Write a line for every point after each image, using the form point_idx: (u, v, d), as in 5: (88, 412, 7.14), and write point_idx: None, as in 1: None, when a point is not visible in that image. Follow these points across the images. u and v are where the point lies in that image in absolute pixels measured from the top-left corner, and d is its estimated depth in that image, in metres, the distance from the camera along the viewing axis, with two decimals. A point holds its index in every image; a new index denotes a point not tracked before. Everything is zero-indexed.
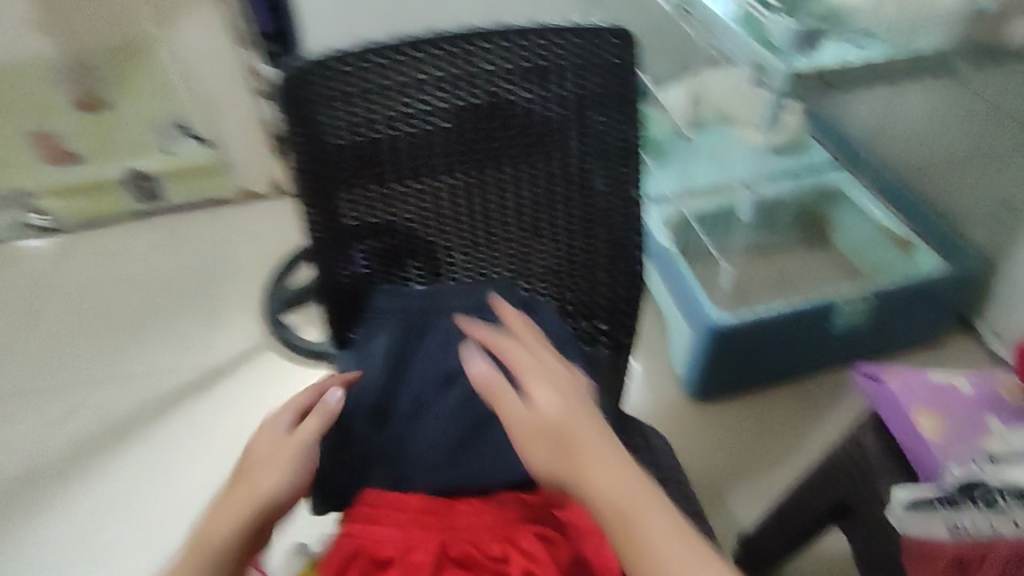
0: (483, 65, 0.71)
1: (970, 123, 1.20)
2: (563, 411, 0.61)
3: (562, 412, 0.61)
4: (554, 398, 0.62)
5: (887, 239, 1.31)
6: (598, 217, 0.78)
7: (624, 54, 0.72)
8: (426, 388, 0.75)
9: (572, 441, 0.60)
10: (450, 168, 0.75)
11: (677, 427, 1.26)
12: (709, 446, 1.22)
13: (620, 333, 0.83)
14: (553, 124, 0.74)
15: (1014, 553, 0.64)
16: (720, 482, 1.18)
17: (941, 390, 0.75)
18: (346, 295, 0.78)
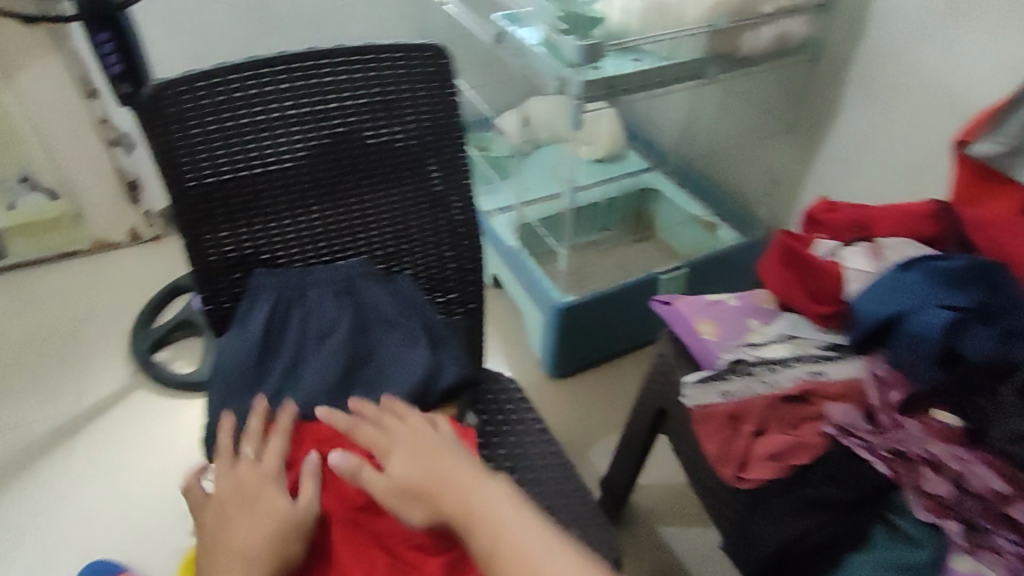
0: (326, 76, 0.80)
1: (745, 118, 1.48)
2: (434, 436, 0.65)
3: (434, 436, 0.65)
4: (421, 422, 0.67)
5: (691, 219, 1.55)
6: (441, 204, 0.89)
7: (437, 61, 0.83)
8: (298, 352, 0.76)
9: (433, 463, 0.62)
10: (308, 174, 0.83)
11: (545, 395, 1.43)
12: (572, 408, 1.41)
13: (467, 299, 0.95)
14: (394, 128, 0.84)
15: (791, 416, 0.71)
16: (583, 437, 1.36)
17: (717, 305, 0.86)
18: (218, 297, 0.84)
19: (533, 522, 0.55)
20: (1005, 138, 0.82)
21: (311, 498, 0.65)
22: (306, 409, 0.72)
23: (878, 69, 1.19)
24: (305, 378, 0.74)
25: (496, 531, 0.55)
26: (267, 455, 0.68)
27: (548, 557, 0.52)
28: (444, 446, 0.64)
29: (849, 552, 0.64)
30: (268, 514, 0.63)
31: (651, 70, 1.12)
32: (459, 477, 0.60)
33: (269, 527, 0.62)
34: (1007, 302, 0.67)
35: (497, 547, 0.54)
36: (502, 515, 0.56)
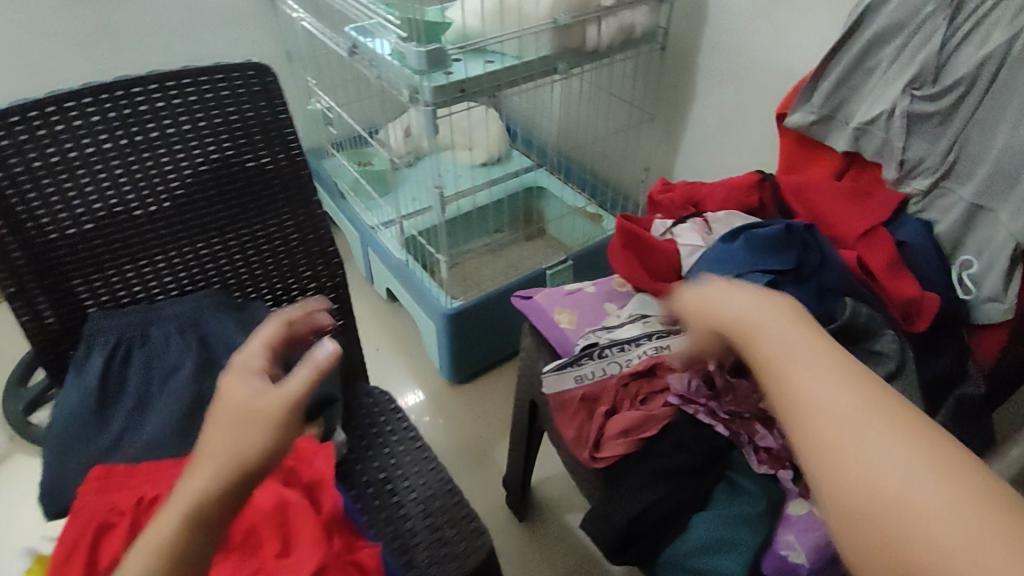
0: (143, 106, 0.77)
1: (614, 108, 1.53)
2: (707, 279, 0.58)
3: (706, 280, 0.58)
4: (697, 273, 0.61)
5: (575, 211, 1.56)
6: (288, 226, 0.87)
7: (264, 82, 0.81)
8: (141, 393, 0.73)
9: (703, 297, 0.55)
10: (141, 207, 0.79)
11: (441, 407, 1.40)
12: (468, 416, 1.38)
13: (334, 317, 0.94)
14: (230, 153, 0.81)
15: (639, 393, 0.74)
16: (482, 445, 1.33)
17: (572, 293, 0.89)
18: (56, 350, 0.79)
19: (841, 361, 0.43)
20: (815, 107, 0.89)
21: (298, 394, 0.53)
22: (150, 451, 0.69)
23: (721, 51, 1.25)
24: (151, 420, 0.71)
25: (793, 366, 0.44)
26: (255, 342, 0.61)
27: (839, 399, 0.41)
28: (762, 298, 0.51)
29: (693, 513, 0.67)
30: (236, 399, 0.52)
31: (501, 71, 1.13)
32: (771, 317, 0.48)
33: (243, 417, 0.51)
34: (814, 261, 0.73)
35: (787, 381, 0.43)
36: (806, 351, 0.44)
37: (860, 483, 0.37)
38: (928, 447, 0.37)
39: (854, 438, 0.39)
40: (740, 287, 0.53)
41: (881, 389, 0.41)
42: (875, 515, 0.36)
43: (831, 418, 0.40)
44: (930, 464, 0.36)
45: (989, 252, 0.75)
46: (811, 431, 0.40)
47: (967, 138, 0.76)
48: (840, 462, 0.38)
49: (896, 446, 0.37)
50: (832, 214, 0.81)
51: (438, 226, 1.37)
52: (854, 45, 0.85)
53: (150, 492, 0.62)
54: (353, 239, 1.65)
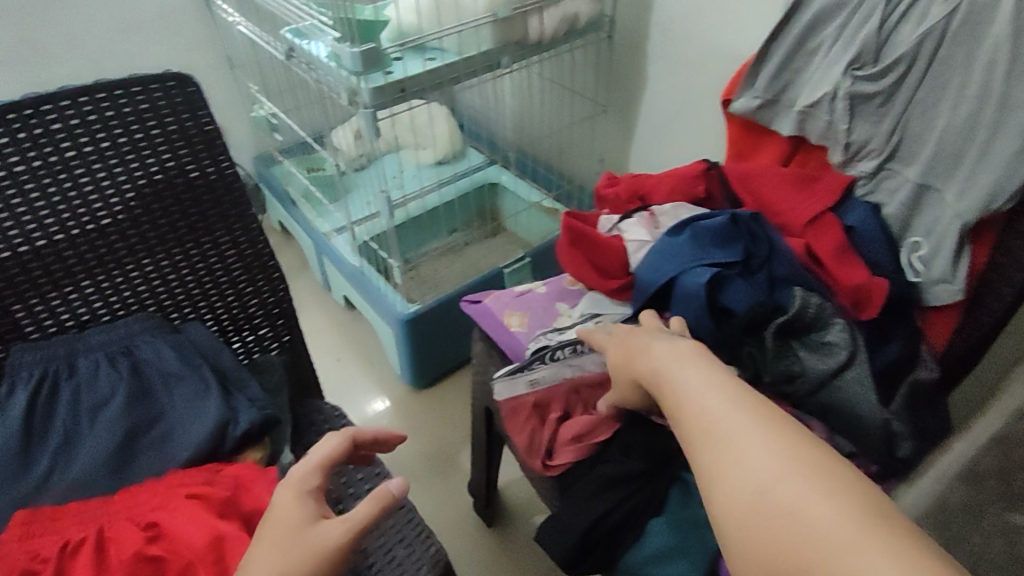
0: (55, 124, 0.71)
1: (565, 99, 1.50)
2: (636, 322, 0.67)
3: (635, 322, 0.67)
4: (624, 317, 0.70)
5: (533, 206, 1.55)
6: (225, 242, 0.82)
7: (186, 93, 0.76)
8: (70, 428, 0.68)
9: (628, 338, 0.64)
10: (62, 230, 0.73)
11: (405, 413, 1.38)
12: (432, 421, 1.35)
13: (279, 332, 0.91)
14: (156, 169, 0.76)
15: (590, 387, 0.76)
16: (449, 450, 1.30)
17: (522, 295, 0.88)
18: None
19: (735, 394, 0.48)
20: (759, 92, 0.88)
21: (355, 529, 0.53)
22: (81, 490, 0.65)
23: (667, 39, 1.24)
24: (81, 456, 0.67)
25: (696, 399, 0.49)
26: (323, 446, 0.60)
27: (731, 423, 0.46)
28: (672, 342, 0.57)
29: (648, 518, 0.68)
30: (290, 520, 0.53)
31: (442, 69, 1.11)
32: (677, 358, 0.55)
33: (294, 546, 0.51)
34: (762, 250, 0.73)
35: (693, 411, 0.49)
36: (704, 386, 0.50)
37: (751, 496, 0.41)
38: (811, 462, 0.42)
39: (744, 460, 0.43)
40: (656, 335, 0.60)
41: (770, 411, 0.46)
42: (768, 526, 0.40)
43: (728, 444, 0.45)
44: (807, 475, 0.41)
45: (936, 233, 0.74)
46: (713, 457, 0.45)
47: (909, 116, 0.75)
48: (736, 481, 0.43)
49: (777, 458, 0.42)
50: (777, 202, 0.80)
51: (389, 231, 1.34)
52: (793, 29, 0.84)
53: (75, 536, 0.59)
54: (306, 248, 1.61)
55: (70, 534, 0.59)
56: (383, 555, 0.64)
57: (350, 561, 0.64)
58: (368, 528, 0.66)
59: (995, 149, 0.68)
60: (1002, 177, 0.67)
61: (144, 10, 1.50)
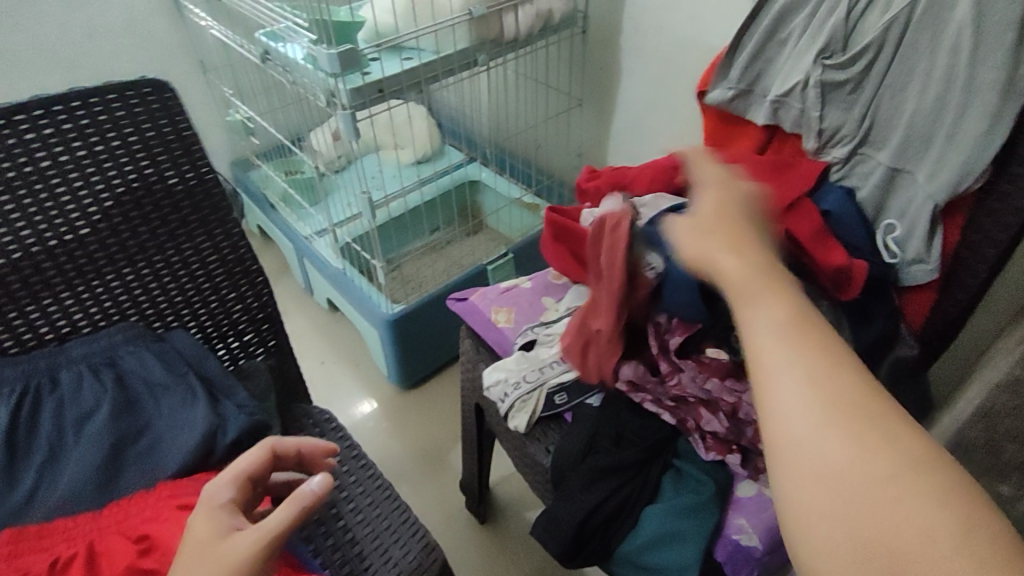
0: (29, 134, 0.70)
1: (542, 94, 1.50)
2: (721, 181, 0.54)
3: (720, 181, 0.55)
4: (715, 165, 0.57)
5: (514, 202, 1.55)
6: (207, 248, 0.82)
7: (163, 99, 0.75)
8: (55, 443, 0.67)
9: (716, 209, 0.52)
10: (41, 241, 0.72)
11: (394, 413, 1.37)
12: (422, 420, 1.35)
13: (265, 336, 0.90)
14: (134, 176, 0.75)
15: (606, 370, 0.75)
16: (440, 448, 1.31)
17: (508, 290, 0.91)
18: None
19: (812, 338, 0.40)
20: (734, 82, 0.89)
21: (271, 534, 0.50)
22: (69, 505, 0.63)
23: (641, 33, 1.24)
24: (67, 471, 0.66)
25: (767, 337, 0.41)
26: (234, 464, 0.58)
27: (809, 370, 0.39)
28: (739, 241, 0.48)
29: (642, 506, 0.69)
30: (200, 537, 0.51)
31: (419, 68, 1.11)
32: (747, 268, 0.45)
33: (203, 561, 0.49)
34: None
35: (764, 353, 0.40)
36: (776, 321, 0.41)
37: (833, 477, 0.35)
38: (902, 442, 0.35)
39: (821, 433, 0.36)
40: (716, 219, 0.49)
41: (848, 370, 0.39)
42: (851, 513, 0.34)
43: (804, 408, 0.38)
44: (897, 461, 0.35)
45: (910, 215, 0.76)
46: (784, 418, 0.38)
47: (879, 101, 0.77)
48: (811, 458, 0.36)
49: (853, 436, 0.36)
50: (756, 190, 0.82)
51: (371, 232, 1.32)
52: (763, 20, 0.85)
53: (65, 552, 0.58)
54: (288, 252, 1.60)
55: (60, 552, 0.58)
56: (380, 557, 0.64)
57: (346, 564, 0.64)
58: (364, 531, 0.66)
59: (963, 131, 0.69)
60: (970, 158, 0.68)
61: (112, 15, 1.47)
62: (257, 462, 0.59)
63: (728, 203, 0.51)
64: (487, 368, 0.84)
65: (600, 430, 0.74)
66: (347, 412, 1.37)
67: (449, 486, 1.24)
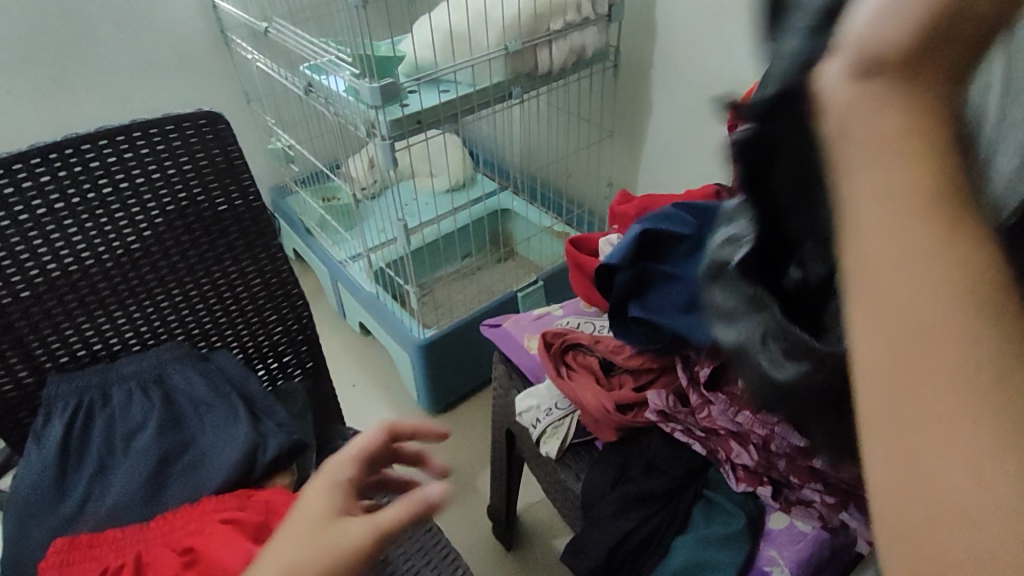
0: (93, 161, 0.75)
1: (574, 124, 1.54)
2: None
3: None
4: None
5: (544, 230, 1.57)
6: (250, 270, 0.85)
7: (215, 130, 0.80)
8: (106, 456, 0.71)
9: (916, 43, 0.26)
10: (98, 262, 0.76)
11: None
12: (451, 444, 1.36)
13: (304, 358, 0.93)
14: (186, 201, 0.79)
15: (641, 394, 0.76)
16: (467, 474, 1.31)
17: (541, 317, 0.93)
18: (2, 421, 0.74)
19: (979, 317, 0.23)
20: None
21: (385, 528, 0.48)
22: (117, 513, 0.67)
23: (672, 67, 1.27)
24: (115, 483, 0.69)
25: (891, 318, 0.25)
26: (363, 438, 0.57)
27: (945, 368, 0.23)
28: (900, 127, 0.25)
29: (672, 536, 0.69)
30: (317, 511, 0.49)
31: (456, 100, 1.15)
32: (887, 184, 0.25)
33: (314, 536, 0.47)
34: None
35: (880, 334, 0.25)
36: (922, 286, 0.24)
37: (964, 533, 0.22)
38: None
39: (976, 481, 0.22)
40: (854, 103, 0.26)
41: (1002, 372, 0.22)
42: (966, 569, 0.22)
43: (931, 438, 0.23)
44: None
45: None
46: (904, 460, 0.24)
47: None
48: (938, 520, 0.23)
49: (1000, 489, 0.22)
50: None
51: (405, 257, 1.35)
52: None
53: (113, 561, 0.60)
54: (323, 276, 1.64)
55: (108, 559, 0.61)
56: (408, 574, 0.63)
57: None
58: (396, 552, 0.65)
59: None
60: None
61: (166, 48, 1.55)
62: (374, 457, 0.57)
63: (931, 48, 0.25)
64: (520, 394, 0.86)
65: (632, 460, 0.75)
66: None
67: (476, 512, 1.24)
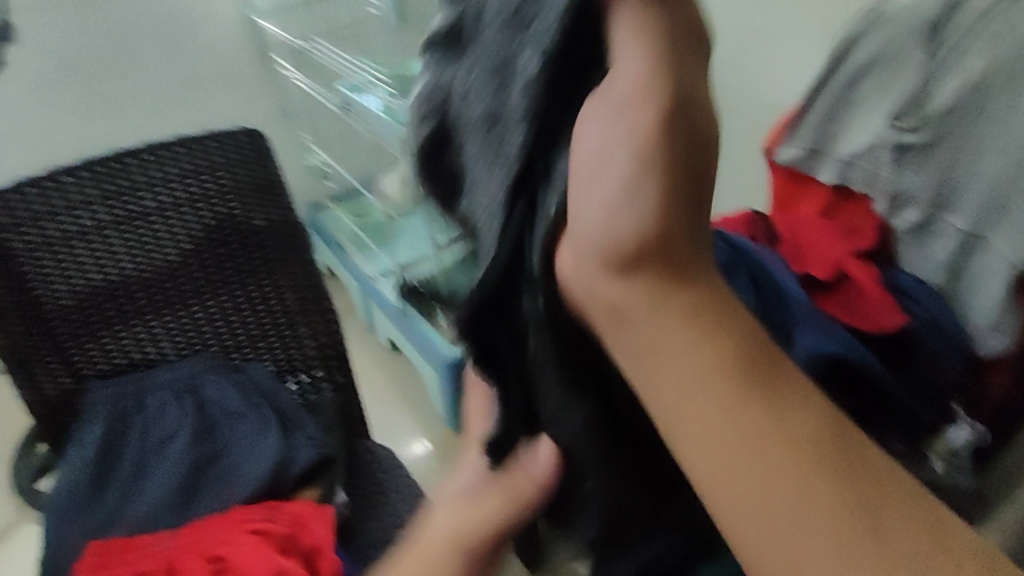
0: (139, 176, 0.78)
1: None
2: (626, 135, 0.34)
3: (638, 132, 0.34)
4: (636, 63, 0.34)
5: None
6: (284, 281, 0.86)
7: (255, 147, 0.82)
8: (141, 462, 0.72)
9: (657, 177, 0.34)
10: (137, 272, 0.79)
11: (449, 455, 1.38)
12: None
13: (336, 373, 0.89)
14: (225, 215, 0.81)
15: None
16: None
17: None
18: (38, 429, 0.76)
19: (741, 400, 0.31)
20: (803, 142, 0.88)
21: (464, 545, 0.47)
22: (152, 517, 0.69)
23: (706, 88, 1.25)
24: (150, 488, 0.71)
25: (732, 460, 0.31)
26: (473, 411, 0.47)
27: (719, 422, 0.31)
28: (650, 272, 0.33)
29: None
30: (433, 520, 0.48)
31: None
32: (669, 327, 0.32)
33: (420, 549, 0.48)
34: (801, 316, 0.64)
35: (724, 475, 0.31)
36: (699, 376, 0.32)
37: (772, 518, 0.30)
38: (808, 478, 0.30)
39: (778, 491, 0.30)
40: (639, 292, 0.33)
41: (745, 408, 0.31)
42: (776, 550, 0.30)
43: (798, 543, 0.29)
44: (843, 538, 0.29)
45: (991, 277, 0.73)
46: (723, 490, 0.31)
47: (952, 165, 0.75)
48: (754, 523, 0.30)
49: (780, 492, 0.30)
50: (810, 240, 0.81)
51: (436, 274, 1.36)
52: (835, 81, 0.85)
53: (145, 566, 0.61)
54: (353, 291, 1.66)
55: (139, 565, 0.62)
56: None
57: None
58: None
59: None
60: None
61: (209, 67, 1.61)
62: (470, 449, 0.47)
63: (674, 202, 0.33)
64: None
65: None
66: (398, 449, 1.40)
67: None
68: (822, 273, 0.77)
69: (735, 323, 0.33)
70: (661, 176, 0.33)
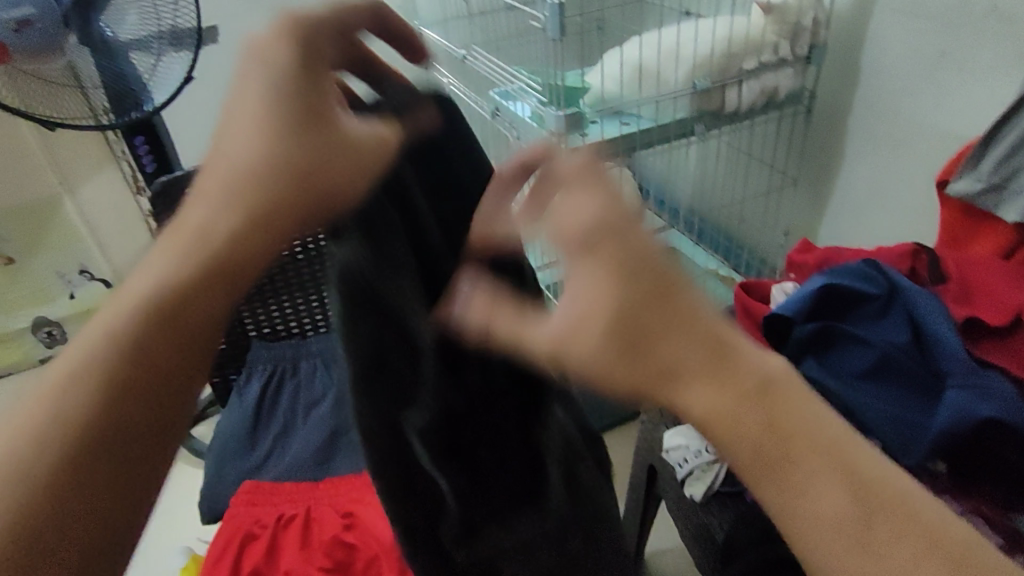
0: None
1: (752, 168, 1.47)
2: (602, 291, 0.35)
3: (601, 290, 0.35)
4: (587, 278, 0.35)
5: (709, 273, 1.53)
6: None
7: None
8: (291, 417, 0.82)
9: (638, 314, 0.35)
10: None
11: None
12: None
13: None
14: None
15: None
16: None
17: None
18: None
19: (793, 458, 0.35)
20: (984, 176, 0.80)
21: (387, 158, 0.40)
22: (291, 470, 0.77)
23: (872, 115, 1.17)
24: (296, 442, 0.80)
25: (788, 512, 0.35)
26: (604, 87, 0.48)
27: (808, 484, 0.34)
28: (697, 388, 0.35)
29: None
30: (272, 99, 0.39)
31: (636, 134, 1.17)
32: (713, 414, 0.35)
33: (317, 143, 0.39)
34: (954, 366, 0.66)
35: (818, 550, 0.34)
36: (768, 463, 0.35)
37: (853, 553, 0.33)
38: (846, 493, 0.34)
39: (844, 525, 0.34)
40: (705, 405, 0.35)
41: (812, 454, 0.35)
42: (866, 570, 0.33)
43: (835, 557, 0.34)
44: (896, 543, 0.34)
45: None
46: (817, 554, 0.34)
47: None
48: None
49: (841, 508, 0.34)
50: (983, 283, 0.75)
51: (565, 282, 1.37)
52: None
53: (288, 511, 0.71)
54: None
55: (285, 509, 0.71)
56: None
57: None
58: None
59: None
60: None
61: None
62: (584, 173, 0.38)
63: (667, 335, 0.35)
64: (668, 432, 0.86)
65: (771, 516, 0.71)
66: None
67: None
68: (995, 320, 0.70)
69: (720, 371, 0.35)
70: (648, 311, 0.35)
